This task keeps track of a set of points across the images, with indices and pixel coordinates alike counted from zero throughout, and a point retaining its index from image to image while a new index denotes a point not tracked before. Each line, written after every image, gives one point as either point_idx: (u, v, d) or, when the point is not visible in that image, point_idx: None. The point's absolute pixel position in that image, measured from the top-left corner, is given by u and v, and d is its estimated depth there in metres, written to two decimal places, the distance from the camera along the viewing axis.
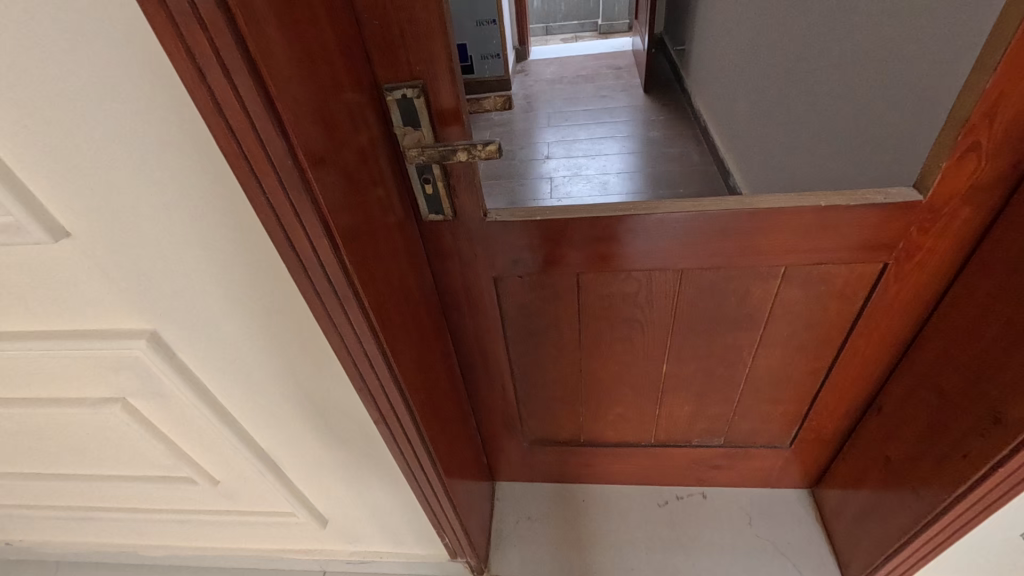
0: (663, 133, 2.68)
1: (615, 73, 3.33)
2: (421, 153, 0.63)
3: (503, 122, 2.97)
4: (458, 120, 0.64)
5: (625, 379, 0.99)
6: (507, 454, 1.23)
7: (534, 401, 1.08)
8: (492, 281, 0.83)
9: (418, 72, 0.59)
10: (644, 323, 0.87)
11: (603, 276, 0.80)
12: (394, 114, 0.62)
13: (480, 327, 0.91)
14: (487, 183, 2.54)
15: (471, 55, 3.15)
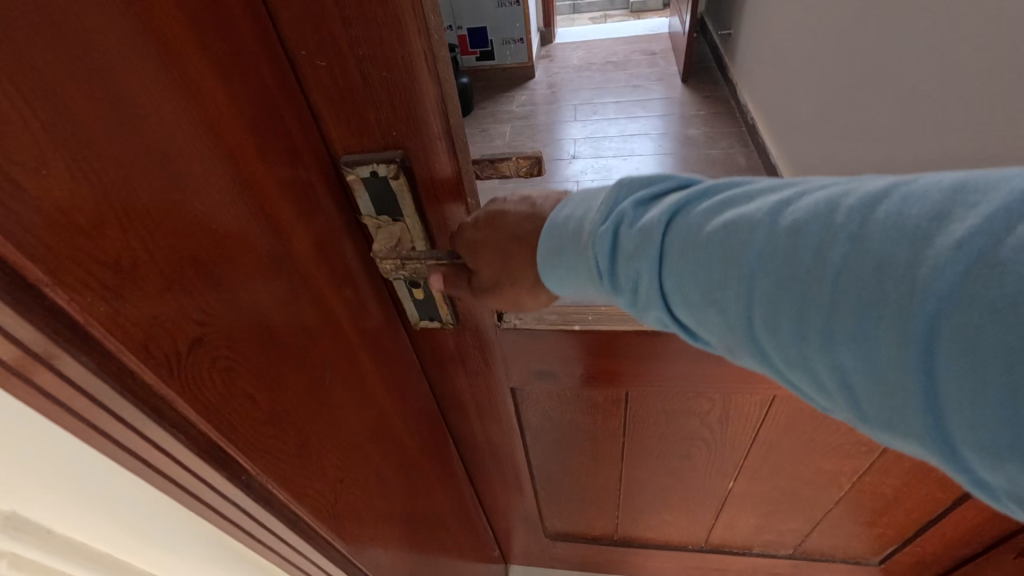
0: (705, 131, 2.39)
1: (649, 60, 3.03)
2: (403, 267, 0.42)
3: (525, 115, 2.71)
4: (459, 195, 0.42)
5: (676, 490, 0.78)
6: (525, 545, 1.03)
7: (558, 499, 0.88)
8: (510, 393, 0.63)
9: (397, 138, 0.36)
10: (710, 444, 0.65)
11: (659, 395, 0.59)
12: (360, 196, 0.39)
13: (494, 438, 0.70)
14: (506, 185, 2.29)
15: (491, 40, 2.90)
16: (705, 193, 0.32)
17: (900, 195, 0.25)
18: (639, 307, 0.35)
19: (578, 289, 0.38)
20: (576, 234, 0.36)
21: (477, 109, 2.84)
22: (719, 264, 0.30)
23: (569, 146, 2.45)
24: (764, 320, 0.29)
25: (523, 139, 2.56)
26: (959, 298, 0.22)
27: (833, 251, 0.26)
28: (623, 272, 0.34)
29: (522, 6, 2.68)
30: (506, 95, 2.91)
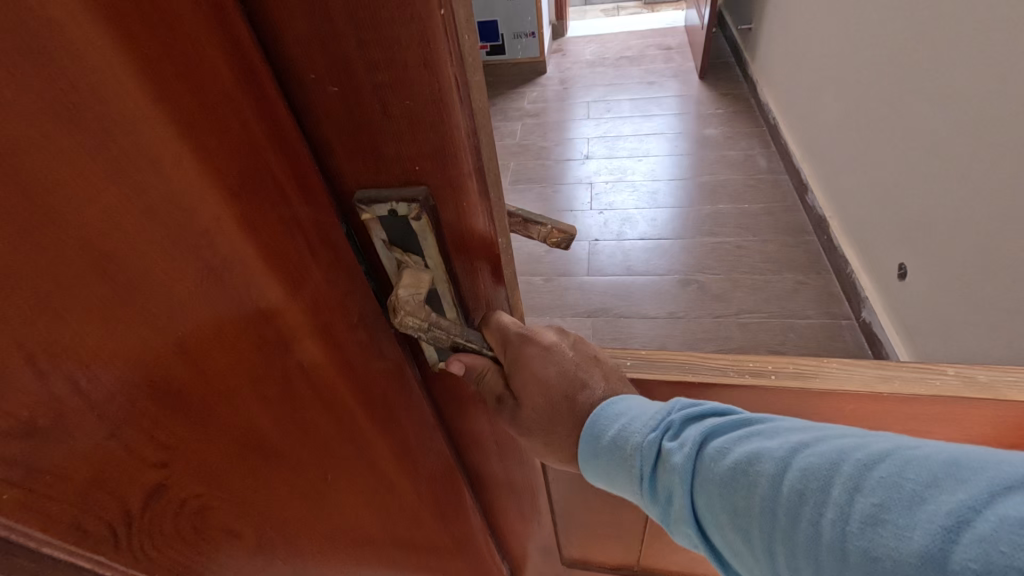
0: (723, 130, 2.31)
1: (664, 55, 2.94)
2: (426, 331, 0.37)
3: (537, 113, 2.63)
4: (490, 249, 0.37)
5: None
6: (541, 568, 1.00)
7: (580, 524, 0.85)
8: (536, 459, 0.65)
9: (419, 173, 0.31)
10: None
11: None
12: (380, 232, 0.34)
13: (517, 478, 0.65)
14: (517, 186, 2.21)
15: (501, 34, 2.82)
16: (739, 426, 0.39)
17: (899, 460, 0.31)
18: (679, 521, 0.41)
19: (628, 493, 0.44)
20: (625, 445, 0.43)
21: (486, 105, 2.76)
22: (746, 488, 0.36)
23: (582, 145, 2.38)
24: (785, 551, 0.34)
25: (535, 138, 2.48)
26: (945, 569, 0.27)
27: (838, 503, 0.31)
28: (668, 484, 0.41)
29: None
30: (516, 91, 2.83)
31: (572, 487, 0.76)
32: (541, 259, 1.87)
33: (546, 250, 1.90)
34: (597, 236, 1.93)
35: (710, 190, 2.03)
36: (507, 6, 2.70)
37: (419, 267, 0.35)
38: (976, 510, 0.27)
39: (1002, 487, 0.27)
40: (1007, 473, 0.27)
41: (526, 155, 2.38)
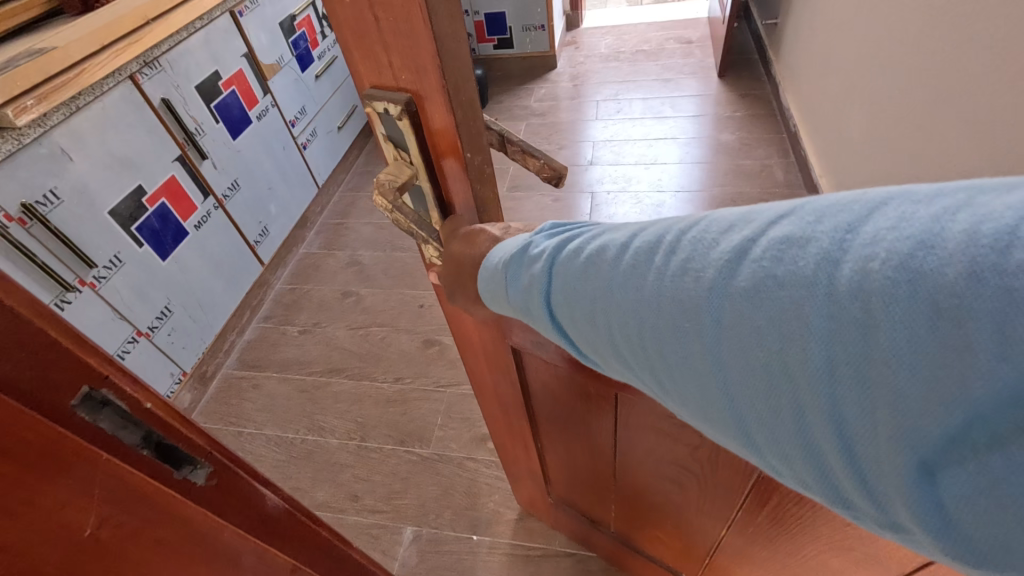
0: (740, 136, 2.15)
1: (684, 49, 2.76)
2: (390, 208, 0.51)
3: (543, 112, 2.51)
4: (455, 159, 0.50)
5: (663, 500, 0.83)
6: (535, 498, 1.14)
7: (563, 463, 0.96)
8: (516, 358, 0.77)
9: (406, 82, 0.46)
10: (686, 465, 0.71)
11: (647, 408, 0.65)
12: (383, 125, 0.51)
13: (505, 372, 0.81)
14: (516, 193, 2.10)
15: (509, 27, 2.66)
16: (592, 228, 0.40)
17: (708, 219, 0.33)
18: (545, 322, 0.43)
19: (505, 301, 0.47)
20: (502, 264, 0.45)
21: (492, 102, 2.65)
22: (591, 273, 0.37)
23: (588, 149, 2.25)
24: (615, 319, 0.36)
25: (538, 141, 2.36)
26: (728, 296, 0.30)
27: (658, 264, 0.33)
28: (530, 284, 0.42)
29: None
30: (524, 87, 2.71)
31: (551, 426, 0.88)
32: None
33: None
34: None
35: (720, 203, 1.89)
36: None
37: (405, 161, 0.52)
38: (755, 240, 0.30)
39: (776, 217, 0.30)
40: (780, 207, 0.30)
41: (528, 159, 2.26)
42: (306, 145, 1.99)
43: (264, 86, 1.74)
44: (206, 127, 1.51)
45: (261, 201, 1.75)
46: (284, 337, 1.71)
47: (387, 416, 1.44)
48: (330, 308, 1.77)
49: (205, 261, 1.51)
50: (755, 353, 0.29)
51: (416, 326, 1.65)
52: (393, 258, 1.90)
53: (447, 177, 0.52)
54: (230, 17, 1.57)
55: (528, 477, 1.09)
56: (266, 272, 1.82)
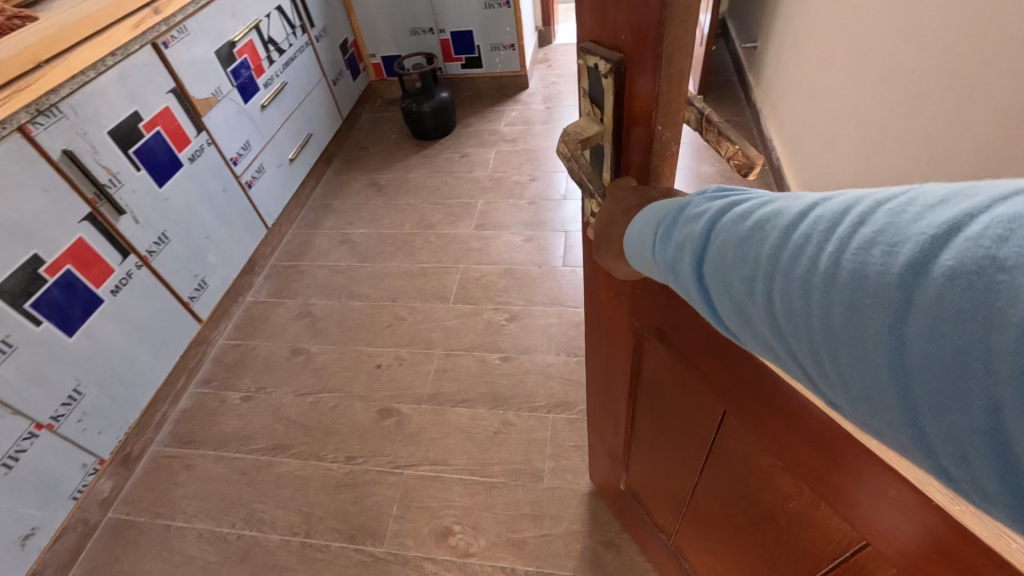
0: (720, 168, 2.04)
1: None
2: (568, 157, 0.48)
3: (514, 137, 2.37)
4: (648, 129, 0.44)
5: (733, 539, 0.76)
6: (610, 482, 1.12)
7: (646, 460, 0.91)
8: (635, 340, 0.72)
9: (624, 40, 0.41)
10: (773, 515, 0.64)
11: (755, 441, 0.58)
12: (588, 79, 0.47)
13: (622, 349, 0.78)
14: (484, 230, 1.94)
15: (477, 46, 2.51)
16: (760, 195, 0.31)
17: (913, 193, 0.23)
18: (684, 295, 0.35)
19: (648, 266, 0.39)
20: (649, 234, 0.38)
21: (460, 126, 2.49)
22: (744, 241, 0.29)
23: (562, 181, 2.10)
24: (769, 295, 0.27)
25: (508, 170, 2.21)
26: (926, 280, 0.21)
27: (831, 236, 0.25)
28: (676, 245, 0.34)
29: (513, 7, 2.34)
30: (494, 110, 2.56)
31: (646, 419, 0.83)
32: (500, 330, 1.59)
33: (508, 318, 1.62)
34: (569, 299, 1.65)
35: None
36: (482, 15, 2.39)
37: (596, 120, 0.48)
38: (976, 216, 0.21)
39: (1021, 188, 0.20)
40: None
41: (497, 192, 2.10)
42: (251, 183, 1.81)
43: (197, 122, 1.56)
44: (124, 176, 1.32)
45: (197, 251, 1.57)
46: (223, 405, 1.52)
47: (335, 506, 1.27)
48: (277, 369, 1.59)
49: (125, 329, 1.33)
50: (948, 354, 0.20)
51: (372, 392, 1.49)
52: (348, 308, 1.73)
53: (633, 149, 0.47)
54: (151, 49, 1.39)
55: (606, 454, 1.06)
56: (204, 329, 1.63)
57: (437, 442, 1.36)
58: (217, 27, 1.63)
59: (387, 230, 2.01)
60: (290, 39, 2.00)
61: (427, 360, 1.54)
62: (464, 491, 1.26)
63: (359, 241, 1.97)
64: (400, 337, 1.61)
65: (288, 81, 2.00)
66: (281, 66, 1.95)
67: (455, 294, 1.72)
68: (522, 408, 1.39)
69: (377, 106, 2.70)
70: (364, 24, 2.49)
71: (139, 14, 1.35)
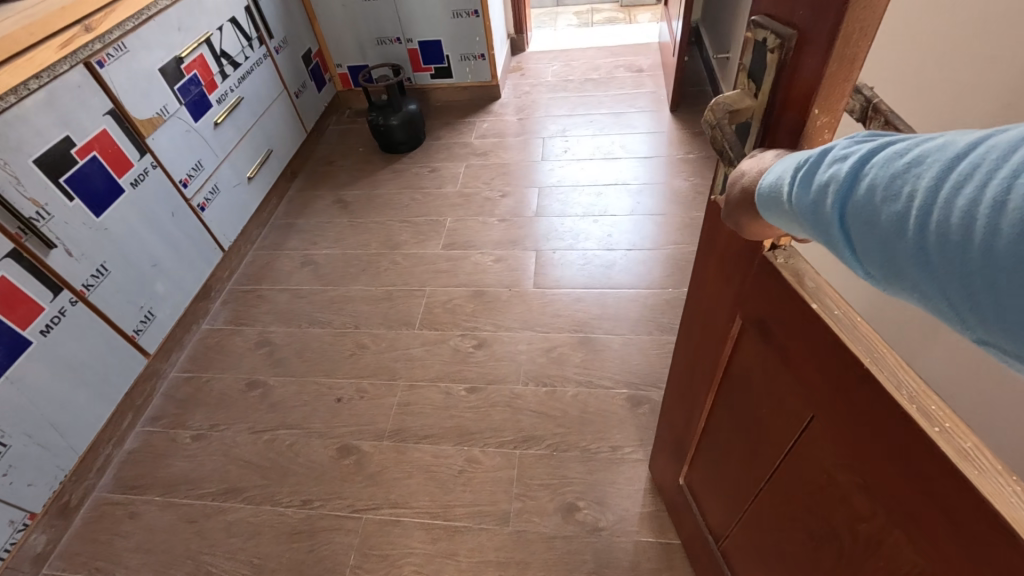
0: (694, 183, 1.99)
1: (634, 78, 2.61)
2: (715, 123, 0.50)
3: (484, 150, 2.31)
4: (803, 110, 0.44)
5: (789, 554, 0.72)
6: (670, 480, 1.11)
7: (714, 457, 0.89)
8: (738, 326, 0.69)
9: (798, 18, 0.42)
10: (839, 535, 0.59)
11: (836, 454, 0.54)
12: (751, 57, 0.49)
13: (719, 336, 0.75)
14: (452, 249, 1.88)
15: (446, 55, 2.44)
16: (908, 136, 0.31)
17: None
18: (818, 239, 0.36)
19: (778, 216, 0.39)
20: (782, 188, 0.37)
21: (431, 138, 2.42)
22: (903, 181, 0.29)
23: (535, 197, 2.05)
24: (928, 231, 0.28)
25: (479, 185, 2.14)
26: None
27: (1007, 170, 0.25)
28: (811, 189, 0.34)
29: (483, 17, 2.28)
30: (466, 121, 2.49)
31: (725, 414, 0.80)
32: (467, 359, 1.52)
33: (476, 346, 1.55)
34: (539, 323, 1.59)
35: (675, 264, 1.71)
36: (450, 25, 2.32)
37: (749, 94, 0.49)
38: None
39: None
40: None
41: (467, 209, 2.04)
42: (204, 206, 1.71)
43: (140, 144, 1.47)
44: (54, 207, 1.24)
45: (143, 281, 1.48)
46: (173, 445, 1.43)
47: (288, 557, 1.20)
48: (231, 405, 1.50)
49: (56, 371, 1.24)
50: None
51: (331, 428, 1.41)
52: (309, 335, 1.65)
53: (781, 128, 0.47)
54: (84, 69, 1.31)
55: (674, 446, 1.05)
56: (153, 362, 1.53)
57: (398, 482, 1.29)
58: (162, 42, 1.55)
59: (352, 250, 1.93)
60: (246, 52, 1.91)
61: (390, 393, 1.47)
62: (425, 537, 1.19)
63: (323, 262, 1.89)
64: (363, 367, 1.54)
65: (245, 95, 1.91)
66: (236, 80, 1.86)
67: (421, 320, 1.65)
68: (489, 444, 1.33)
69: (345, 118, 2.62)
70: (329, 33, 2.40)
71: (67, 32, 1.27)
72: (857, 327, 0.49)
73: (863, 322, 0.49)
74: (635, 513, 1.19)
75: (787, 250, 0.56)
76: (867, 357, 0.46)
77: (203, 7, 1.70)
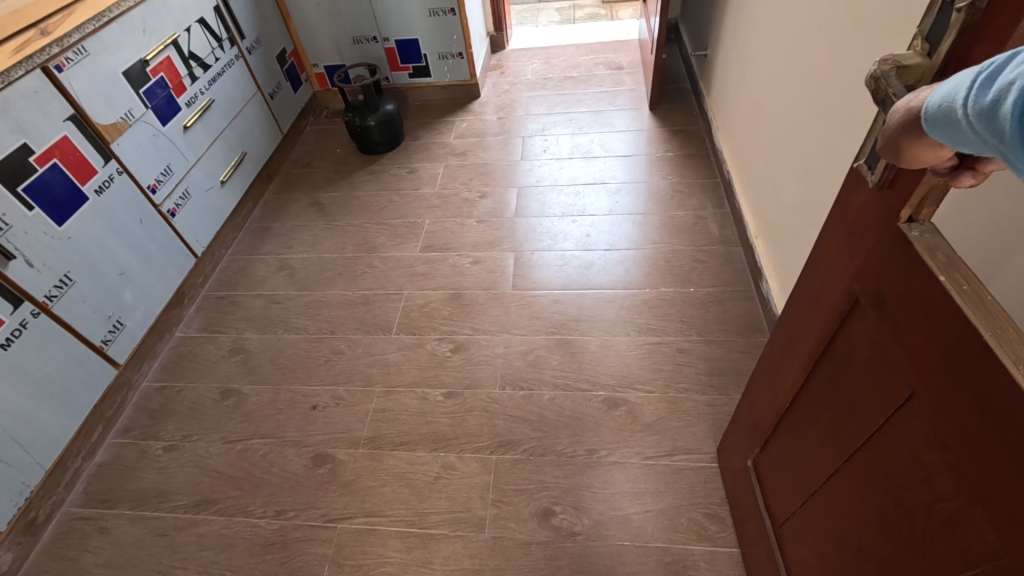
0: (674, 181, 1.99)
1: (614, 76, 2.60)
2: (882, 77, 0.47)
3: (462, 151, 2.29)
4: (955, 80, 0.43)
5: (851, 536, 0.71)
6: (739, 460, 1.09)
7: (791, 437, 0.86)
8: (850, 302, 0.65)
9: None
10: (912, 515, 0.58)
11: (934, 434, 0.53)
12: (929, 18, 0.46)
13: (823, 311, 0.72)
14: (429, 252, 1.86)
15: (423, 54, 2.41)
16: None
17: None
18: (990, 141, 0.36)
19: (944, 131, 0.40)
20: (954, 102, 0.38)
21: (411, 138, 2.40)
22: None
23: (514, 197, 2.03)
24: None
25: (458, 187, 2.12)
26: None
27: None
28: (990, 91, 0.35)
29: (459, 14, 2.25)
30: (445, 121, 2.47)
31: (814, 394, 0.78)
32: (444, 363, 1.51)
33: (453, 350, 1.54)
34: (514, 325, 1.58)
35: (655, 264, 1.70)
36: (426, 23, 2.29)
37: (922, 54, 0.47)
38: None
39: None
40: None
41: (445, 210, 2.02)
42: (174, 212, 1.68)
43: (104, 150, 1.44)
44: (12, 217, 1.21)
45: (111, 290, 1.45)
46: (144, 457, 1.40)
47: (260, 569, 1.18)
48: (203, 415, 1.48)
49: (14, 382, 1.21)
50: None
51: (305, 437, 1.39)
52: (284, 342, 1.63)
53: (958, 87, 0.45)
54: (42, 74, 1.28)
55: (750, 427, 1.03)
56: (123, 373, 1.50)
57: (373, 491, 1.27)
58: (125, 44, 1.51)
59: (330, 254, 1.90)
60: (216, 53, 1.87)
61: (366, 400, 1.45)
62: (400, 546, 1.18)
63: (299, 267, 1.87)
64: (338, 374, 1.52)
65: (215, 98, 1.87)
66: (206, 82, 1.82)
67: (398, 324, 1.63)
68: (465, 450, 1.32)
69: (323, 118, 2.58)
70: (305, 33, 2.36)
71: (23, 35, 1.24)
72: (985, 305, 0.46)
73: (994, 300, 0.47)
74: (608, 517, 1.18)
75: (925, 225, 0.52)
76: (989, 332, 0.45)
77: (168, 8, 1.66)
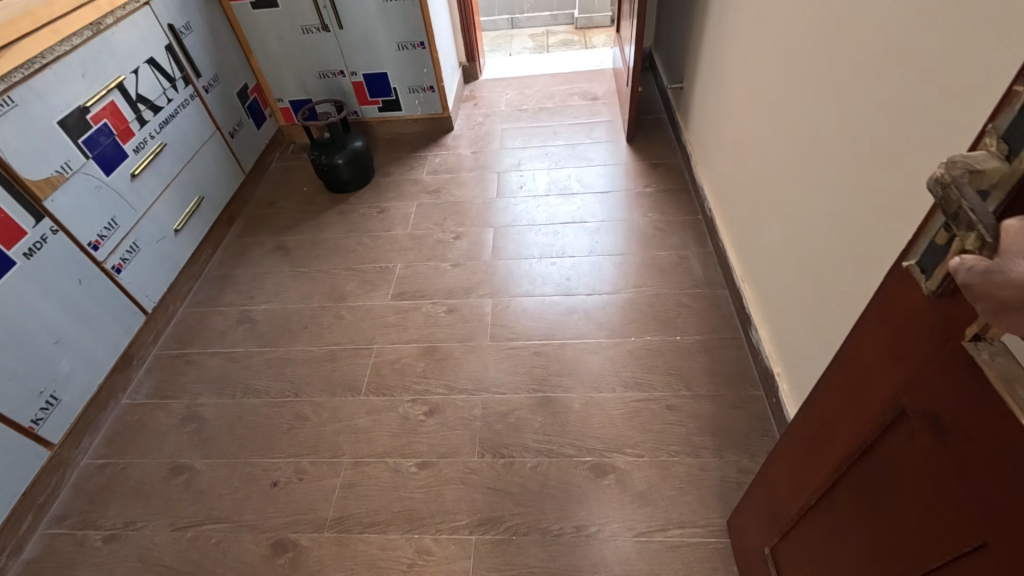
0: (654, 219, 1.93)
1: (589, 107, 2.55)
2: (953, 185, 0.39)
3: (435, 188, 2.20)
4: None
5: None
6: (753, 542, 0.99)
7: (815, 536, 0.76)
8: (894, 412, 0.55)
9: None
10: None
11: None
12: (1010, 113, 0.38)
13: (859, 414, 0.62)
14: (400, 299, 1.75)
15: (393, 88, 2.32)
16: None
17: None
18: None
19: None
20: None
21: (381, 175, 2.30)
22: None
23: (490, 237, 1.94)
24: None
25: (431, 227, 2.02)
26: None
27: None
28: None
29: (429, 48, 2.18)
30: (417, 156, 2.38)
31: (844, 500, 0.68)
32: (418, 429, 1.39)
33: (427, 413, 1.43)
34: (493, 381, 1.48)
35: (637, 309, 1.63)
36: (395, 57, 2.22)
37: (999, 155, 0.38)
38: None
39: None
40: None
41: (418, 253, 1.92)
42: (120, 268, 1.55)
43: (35, 208, 1.30)
44: None
45: (43, 363, 1.31)
46: (80, 551, 1.25)
47: None
48: (149, 497, 1.33)
49: None
50: None
51: (264, 520, 1.26)
52: (244, 406, 1.50)
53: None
54: None
55: (767, 511, 0.92)
56: (58, 453, 1.35)
57: None
58: (61, 92, 1.39)
59: (295, 304, 1.78)
60: (168, 94, 1.76)
61: (332, 473, 1.33)
62: None
63: (261, 319, 1.74)
64: (302, 443, 1.40)
65: (167, 141, 1.75)
66: (157, 125, 1.71)
67: (367, 384, 1.51)
68: (441, 531, 1.20)
69: (289, 154, 2.46)
70: (267, 68, 2.26)
71: None
72: None
73: None
74: None
75: (995, 343, 0.42)
76: None
77: (113, 50, 1.55)
